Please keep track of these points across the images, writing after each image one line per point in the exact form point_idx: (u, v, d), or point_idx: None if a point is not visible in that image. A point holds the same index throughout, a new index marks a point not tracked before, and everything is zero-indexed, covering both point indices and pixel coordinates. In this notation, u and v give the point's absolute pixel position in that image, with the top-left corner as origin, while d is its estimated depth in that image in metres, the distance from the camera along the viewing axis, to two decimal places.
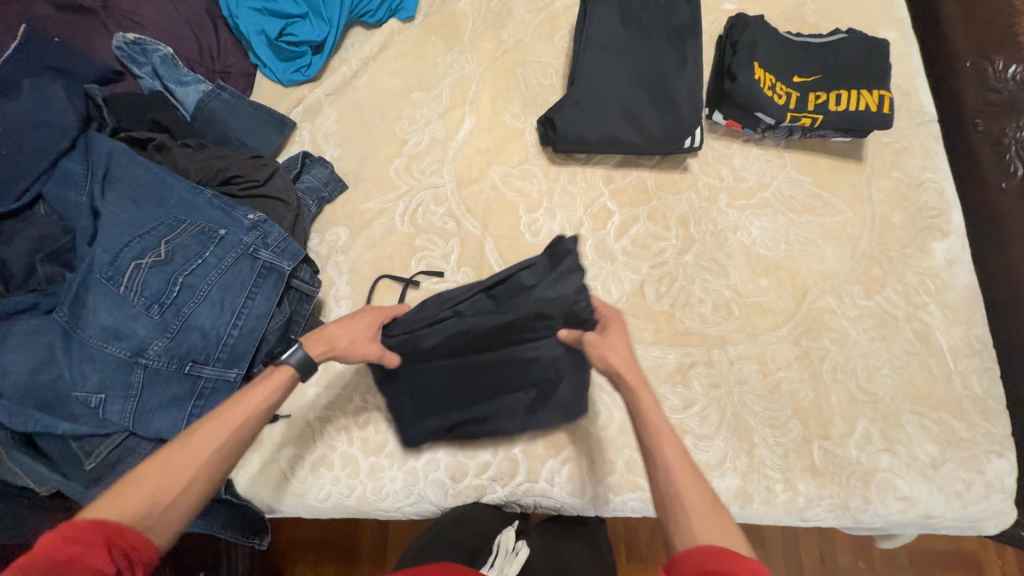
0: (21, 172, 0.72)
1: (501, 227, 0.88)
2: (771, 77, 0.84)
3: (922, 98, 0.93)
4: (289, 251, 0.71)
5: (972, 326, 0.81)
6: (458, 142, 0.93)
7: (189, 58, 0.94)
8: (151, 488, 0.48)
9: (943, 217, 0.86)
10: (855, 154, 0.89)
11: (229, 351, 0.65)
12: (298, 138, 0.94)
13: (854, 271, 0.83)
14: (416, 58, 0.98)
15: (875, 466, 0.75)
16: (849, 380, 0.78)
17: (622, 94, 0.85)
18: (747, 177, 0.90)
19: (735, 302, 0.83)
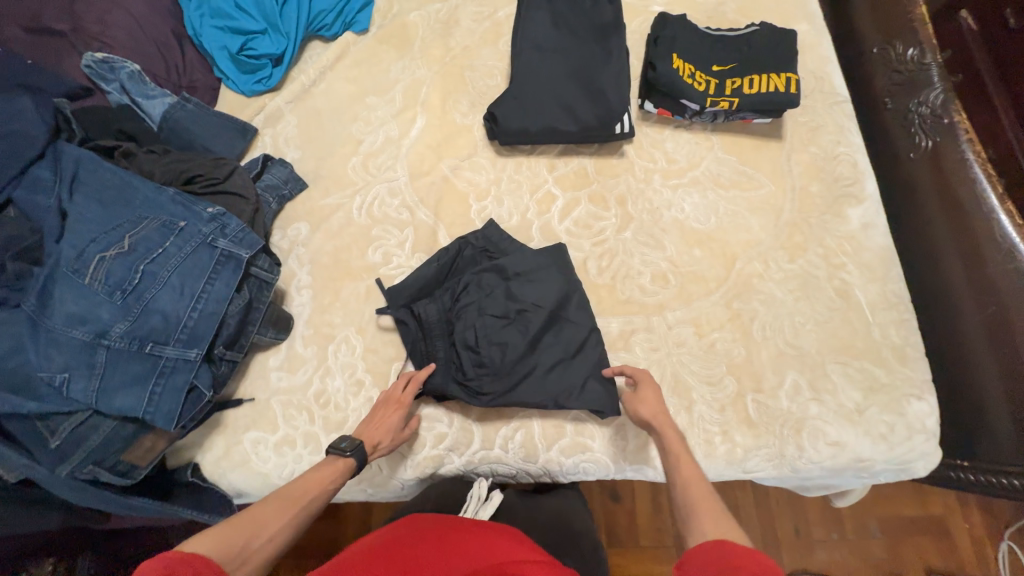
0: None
1: (453, 215, 0.95)
2: (690, 66, 0.93)
3: (834, 81, 1.02)
4: (247, 240, 0.76)
5: (888, 282, 0.88)
6: (411, 140, 1.00)
7: (156, 74, 1.01)
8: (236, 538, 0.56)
9: (858, 185, 0.93)
10: (776, 133, 0.98)
11: (189, 332, 0.70)
12: (260, 143, 1.00)
13: (778, 238, 0.90)
14: (370, 66, 1.06)
15: (805, 415, 0.81)
16: (777, 337, 0.84)
17: (557, 87, 0.93)
18: (679, 159, 0.97)
19: (671, 272, 0.90)
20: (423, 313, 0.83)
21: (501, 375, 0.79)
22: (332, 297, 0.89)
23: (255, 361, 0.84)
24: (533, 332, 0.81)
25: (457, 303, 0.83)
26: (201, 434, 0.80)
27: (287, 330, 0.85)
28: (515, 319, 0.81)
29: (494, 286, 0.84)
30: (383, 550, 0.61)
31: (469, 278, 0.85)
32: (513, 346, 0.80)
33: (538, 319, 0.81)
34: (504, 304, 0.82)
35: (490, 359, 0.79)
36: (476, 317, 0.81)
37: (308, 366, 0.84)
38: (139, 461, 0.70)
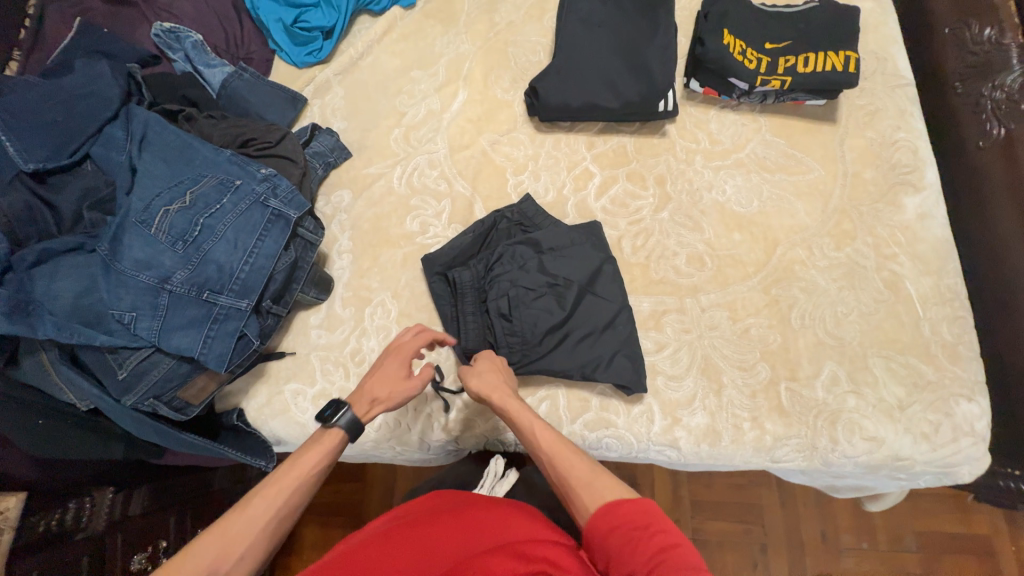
0: (74, 135, 0.84)
1: (490, 189, 0.96)
2: (741, 43, 0.90)
3: (898, 63, 0.96)
4: (295, 202, 0.80)
5: (943, 277, 0.83)
6: (452, 114, 1.01)
7: (217, 45, 1.06)
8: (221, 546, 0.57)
9: (917, 173, 0.88)
10: (829, 117, 0.93)
11: (241, 284, 0.75)
12: (309, 113, 1.04)
13: (825, 225, 0.87)
14: (416, 40, 1.07)
15: (842, 407, 0.78)
16: (816, 326, 0.82)
17: (601, 63, 0.91)
18: (723, 140, 0.94)
19: (708, 255, 0.88)
20: (459, 279, 0.85)
21: (530, 343, 0.80)
22: (371, 262, 0.92)
23: (297, 318, 0.89)
24: (563, 307, 0.82)
25: (491, 273, 0.85)
26: (247, 382, 0.86)
27: (328, 291, 0.89)
28: (547, 293, 0.82)
29: (529, 259, 0.85)
30: (387, 539, 0.62)
31: (504, 249, 0.86)
32: (543, 317, 0.81)
33: (569, 294, 0.82)
34: (537, 277, 0.83)
35: (521, 327, 0.81)
36: (509, 286, 0.83)
37: (345, 326, 0.88)
38: (193, 399, 0.76)
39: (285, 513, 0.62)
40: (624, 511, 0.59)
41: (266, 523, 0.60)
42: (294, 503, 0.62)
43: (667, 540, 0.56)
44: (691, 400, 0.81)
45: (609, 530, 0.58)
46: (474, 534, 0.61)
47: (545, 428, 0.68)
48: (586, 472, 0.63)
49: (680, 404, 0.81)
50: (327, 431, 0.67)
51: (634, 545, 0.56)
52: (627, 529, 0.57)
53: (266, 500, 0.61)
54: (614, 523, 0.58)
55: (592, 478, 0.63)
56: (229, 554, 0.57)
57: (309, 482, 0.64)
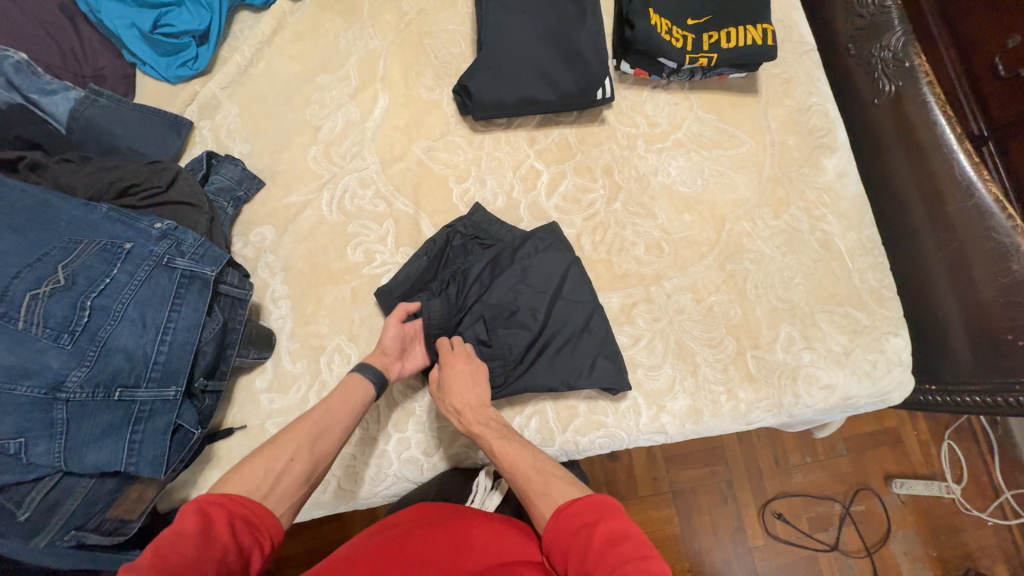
0: None
1: (435, 202, 0.88)
2: (666, 22, 0.88)
3: (802, 30, 1.01)
4: (210, 255, 0.67)
5: (863, 229, 0.91)
6: (376, 121, 0.90)
7: (51, 64, 0.84)
8: (262, 469, 0.57)
9: (831, 135, 0.95)
10: (751, 88, 0.97)
11: (162, 369, 0.62)
12: (198, 138, 0.87)
13: (762, 195, 0.91)
14: (315, 38, 0.93)
15: (799, 363, 0.85)
16: (769, 294, 0.87)
17: (531, 52, 0.85)
18: (660, 122, 0.95)
19: (664, 240, 0.89)
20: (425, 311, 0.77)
21: (511, 364, 0.77)
22: (315, 305, 0.81)
23: (239, 385, 0.77)
24: (539, 317, 0.79)
25: (458, 297, 0.79)
26: (193, 471, 0.74)
27: (270, 347, 0.78)
28: (519, 303, 0.79)
29: (495, 275, 0.80)
30: (373, 553, 0.54)
31: (467, 268, 0.80)
32: (519, 335, 0.78)
33: (542, 307, 0.79)
34: (505, 294, 0.79)
35: (500, 351, 0.77)
36: (480, 310, 0.78)
37: (301, 383, 0.78)
38: (128, 515, 0.62)
39: (325, 429, 0.62)
40: (571, 511, 0.57)
41: (314, 434, 0.61)
42: (338, 421, 0.63)
43: (615, 528, 0.54)
44: (671, 386, 0.83)
45: (562, 538, 0.56)
46: (466, 554, 0.54)
47: (511, 446, 0.66)
48: (538, 489, 0.61)
49: (662, 391, 0.83)
50: (355, 370, 0.69)
51: (582, 541, 0.54)
52: (579, 522, 0.56)
53: (306, 417, 0.62)
54: (566, 532, 0.56)
55: (541, 495, 0.61)
56: (275, 462, 0.57)
57: (352, 411, 0.65)
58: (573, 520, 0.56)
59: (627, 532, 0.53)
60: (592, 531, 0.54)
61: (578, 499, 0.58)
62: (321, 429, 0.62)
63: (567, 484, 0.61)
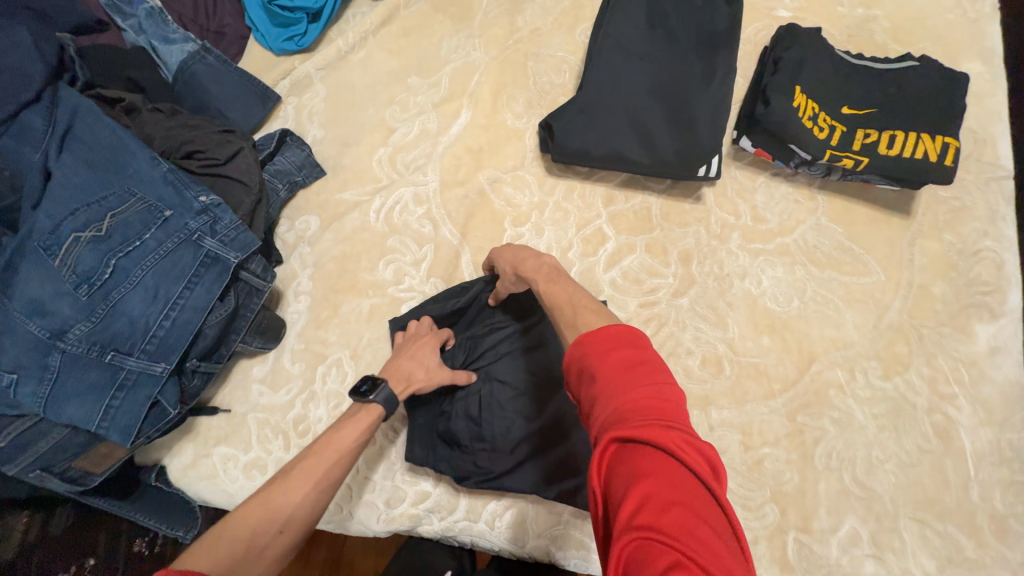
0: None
1: (482, 239, 0.81)
2: (813, 105, 0.72)
3: (998, 149, 0.78)
4: (239, 241, 0.66)
5: (1005, 430, 0.68)
6: (450, 138, 0.85)
7: (183, 14, 0.89)
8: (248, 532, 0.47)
9: (996, 295, 0.72)
10: (902, 207, 0.77)
11: (157, 343, 0.61)
12: (282, 114, 0.88)
13: (873, 344, 0.72)
14: (419, 37, 0.90)
15: (856, 572, 0.65)
16: (843, 470, 0.68)
17: (635, 103, 0.74)
18: (768, 218, 0.78)
19: (728, 359, 0.74)
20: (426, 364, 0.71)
21: (498, 454, 0.67)
22: (331, 311, 0.78)
23: (238, 368, 0.76)
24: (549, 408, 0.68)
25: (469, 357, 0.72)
26: (173, 436, 0.75)
27: (276, 340, 0.76)
28: (530, 383, 0.69)
29: (514, 345, 0.72)
30: None
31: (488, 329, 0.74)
32: (518, 423, 0.68)
33: (548, 396, 0.69)
34: (520, 369, 0.70)
35: (490, 434, 0.68)
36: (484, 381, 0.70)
37: (293, 386, 0.75)
38: (94, 468, 0.64)
39: (323, 487, 0.52)
40: (598, 339, 0.45)
41: (307, 497, 0.51)
42: (338, 474, 0.54)
43: (638, 357, 0.43)
44: None
45: (593, 345, 0.45)
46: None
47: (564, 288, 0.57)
48: (569, 314, 0.51)
49: None
50: (361, 406, 0.60)
51: (607, 364, 0.43)
52: (604, 348, 0.44)
53: (304, 474, 0.52)
54: (597, 345, 0.44)
55: (576, 316, 0.51)
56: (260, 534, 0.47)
57: (348, 456, 0.55)
58: (599, 344, 0.45)
59: (663, 393, 0.40)
60: (621, 365, 0.42)
61: (626, 328, 0.45)
62: (314, 488, 0.52)
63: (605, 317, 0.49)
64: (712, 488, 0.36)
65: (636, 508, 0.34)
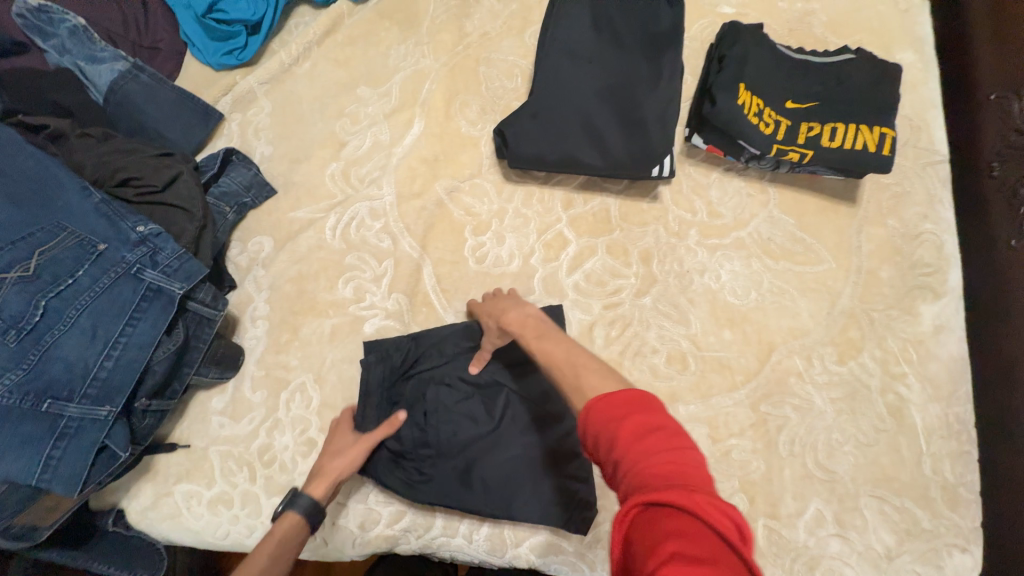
0: None
1: (443, 250, 0.79)
2: (758, 101, 0.73)
3: (934, 135, 0.82)
4: (183, 271, 0.63)
5: (952, 404, 0.72)
6: (404, 149, 0.83)
7: (111, 30, 0.84)
8: None
9: (939, 275, 0.76)
10: (849, 195, 0.79)
11: (99, 386, 0.58)
12: (226, 131, 0.84)
13: (828, 331, 0.74)
14: (366, 47, 0.88)
15: (823, 552, 0.67)
16: (806, 455, 0.70)
17: (586, 107, 0.74)
18: (723, 213, 0.80)
19: (692, 355, 0.75)
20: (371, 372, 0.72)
21: (443, 457, 0.68)
22: (290, 334, 0.75)
23: (195, 401, 0.73)
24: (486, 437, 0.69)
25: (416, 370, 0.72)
26: (130, 478, 0.71)
27: (234, 369, 0.73)
28: (473, 408, 0.70)
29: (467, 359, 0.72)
30: None
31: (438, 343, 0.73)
32: (464, 426, 0.69)
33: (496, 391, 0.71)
34: (469, 373, 0.71)
35: (436, 437, 0.69)
36: (431, 386, 0.71)
37: (254, 414, 0.73)
38: (42, 520, 0.60)
39: None
40: (611, 404, 0.44)
41: None
42: None
43: (654, 423, 0.42)
44: None
45: (606, 410, 0.43)
46: None
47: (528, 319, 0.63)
48: (572, 374, 0.50)
49: None
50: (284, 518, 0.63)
51: (629, 433, 0.41)
52: (623, 414, 0.42)
53: None
54: (612, 407, 0.43)
55: (580, 375, 0.49)
56: None
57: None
58: (614, 409, 0.43)
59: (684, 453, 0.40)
60: (643, 429, 0.41)
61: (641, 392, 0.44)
62: None
63: (610, 376, 0.48)
64: (736, 550, 0.35)
65: (661, 575, 0.33)
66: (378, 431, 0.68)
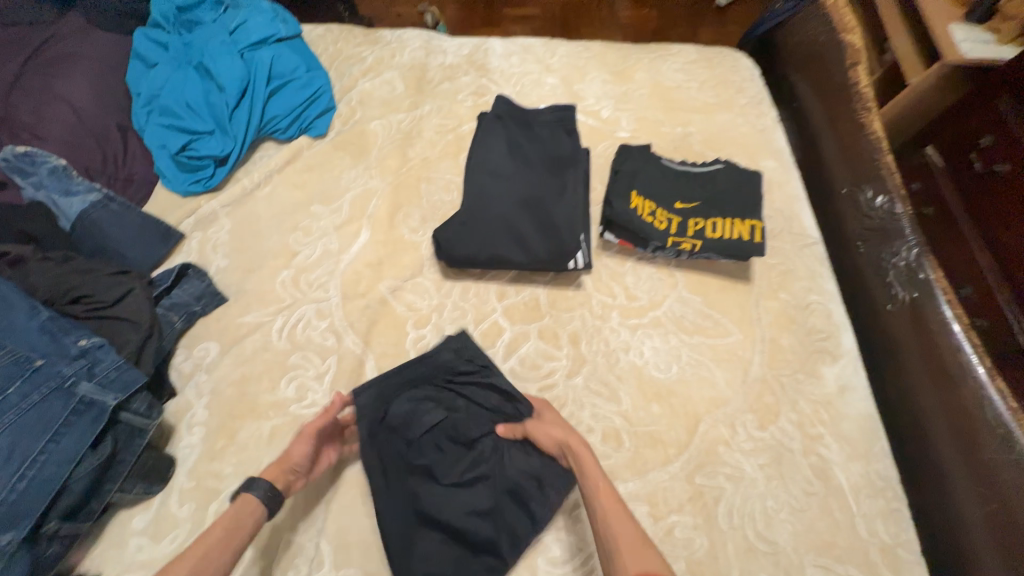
0: None
1: (385, 344, 0.84)
2: (650, 204, 0.88)
3: (804, 222, 0.98)
4: (121, 381, 0.65)
5: (871, 461, 0.76)
6: (351, 256, 0.92)
7: (89, 167, 0.94)
8: None
9: (832, 340, 0.85)
10: (743, 275, 0.91)
11: (5, 511, 0.56)
12: (185, 248, 0.92)
13: (746, 398, 0.80)
14: (321, 172, 1.01)
15: None
16: (746, 526, 0.71)
17: (507, 213, 0.86)
18: (639, 296, 0.90)
19: (626, 431, 0.78)
20: (461, 410, 0.77)
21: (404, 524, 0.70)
22: (227, 439, 0.75)
23: (113, 523, 0.69)
24: (469, 509, 0.70)
25: (419, 431, 0.74)
26: None
27: (163, 481, 0.70)
28: (455, 492, 0.71)
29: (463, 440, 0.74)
30: None
31: (478, 394, 0.78)
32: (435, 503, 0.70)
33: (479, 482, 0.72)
34: (460, 452, 0.74)
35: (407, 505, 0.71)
36: (427, 452, 0.73)
37: (177, 533, 0.68)
38: None
39: None
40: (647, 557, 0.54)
41: None
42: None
43: None
44: None
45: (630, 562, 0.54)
46: None
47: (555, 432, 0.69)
48: (618, 509, 0.59)
49: None
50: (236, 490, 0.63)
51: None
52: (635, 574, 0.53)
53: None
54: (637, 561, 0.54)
55: (614, 514, 0.59)
56: None
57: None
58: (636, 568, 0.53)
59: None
60: None
61: (653, 550, 0.55)
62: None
63: (632, 525, 0.58)
64: None
65: None
66: (377, 476, 0.70)
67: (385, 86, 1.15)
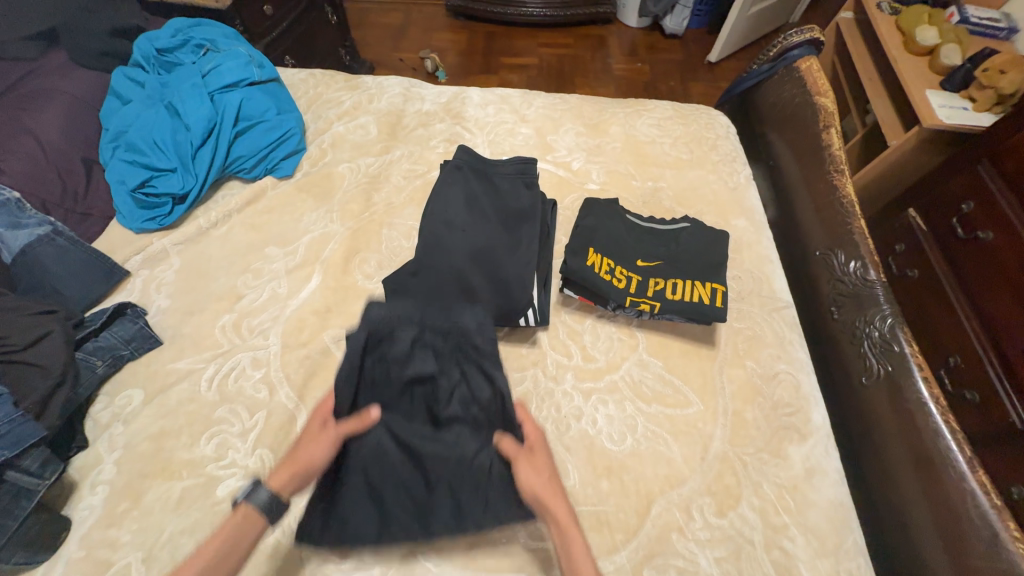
0: None
1: (320, 399, 0.79)
2: (609, 261, 0.85)
3: (774, 284, 0.94)
4: (14, 435, 0.61)
5: (841, 559, 0.68)
6: (299, 301, 0.88)
7: (47, 200, 0.92)
8: None
9: (801, 415, 0.79)
10: (708, 339, 0.86)
11: None
12: (130, 287, 0.90)
13: (705, 478, 0.73)
14: (282, 213, 1.00)
15: None
16: None
17: (459, 265, 0.82)
18: (596, 357, 0.84)
19: (570, 510, 0.71)
20: (462, 381, 0.68)
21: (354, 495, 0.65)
22: (132, 501, 0.69)
23: None
24: (409, 492, 0.66)
25: (401, 368, 0.66)
26: None
27: (51, 549, 0.64)
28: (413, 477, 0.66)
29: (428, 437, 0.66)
30: None
31: (481, 377, 0.67)
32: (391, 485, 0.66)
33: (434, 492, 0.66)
34: (427, 437, 0.66)
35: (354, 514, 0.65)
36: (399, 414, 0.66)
37: None
38: None
39: None
40: None
41: None
42: None
43: None
44: None
45: None
46: None
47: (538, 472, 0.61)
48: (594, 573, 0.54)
49: None
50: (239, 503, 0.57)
51: None
52: None
53: None
54: None
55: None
56: None
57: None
58: None
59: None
60: None
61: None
62: None
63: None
64: None
65: None
66: (350, 428, 0.63)
67: (358, 129, 1.16)
